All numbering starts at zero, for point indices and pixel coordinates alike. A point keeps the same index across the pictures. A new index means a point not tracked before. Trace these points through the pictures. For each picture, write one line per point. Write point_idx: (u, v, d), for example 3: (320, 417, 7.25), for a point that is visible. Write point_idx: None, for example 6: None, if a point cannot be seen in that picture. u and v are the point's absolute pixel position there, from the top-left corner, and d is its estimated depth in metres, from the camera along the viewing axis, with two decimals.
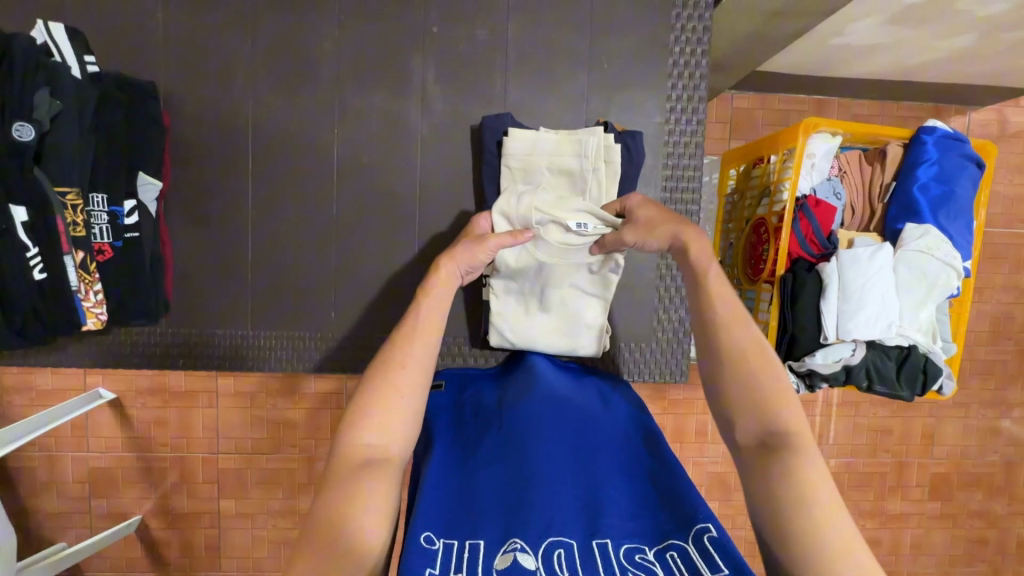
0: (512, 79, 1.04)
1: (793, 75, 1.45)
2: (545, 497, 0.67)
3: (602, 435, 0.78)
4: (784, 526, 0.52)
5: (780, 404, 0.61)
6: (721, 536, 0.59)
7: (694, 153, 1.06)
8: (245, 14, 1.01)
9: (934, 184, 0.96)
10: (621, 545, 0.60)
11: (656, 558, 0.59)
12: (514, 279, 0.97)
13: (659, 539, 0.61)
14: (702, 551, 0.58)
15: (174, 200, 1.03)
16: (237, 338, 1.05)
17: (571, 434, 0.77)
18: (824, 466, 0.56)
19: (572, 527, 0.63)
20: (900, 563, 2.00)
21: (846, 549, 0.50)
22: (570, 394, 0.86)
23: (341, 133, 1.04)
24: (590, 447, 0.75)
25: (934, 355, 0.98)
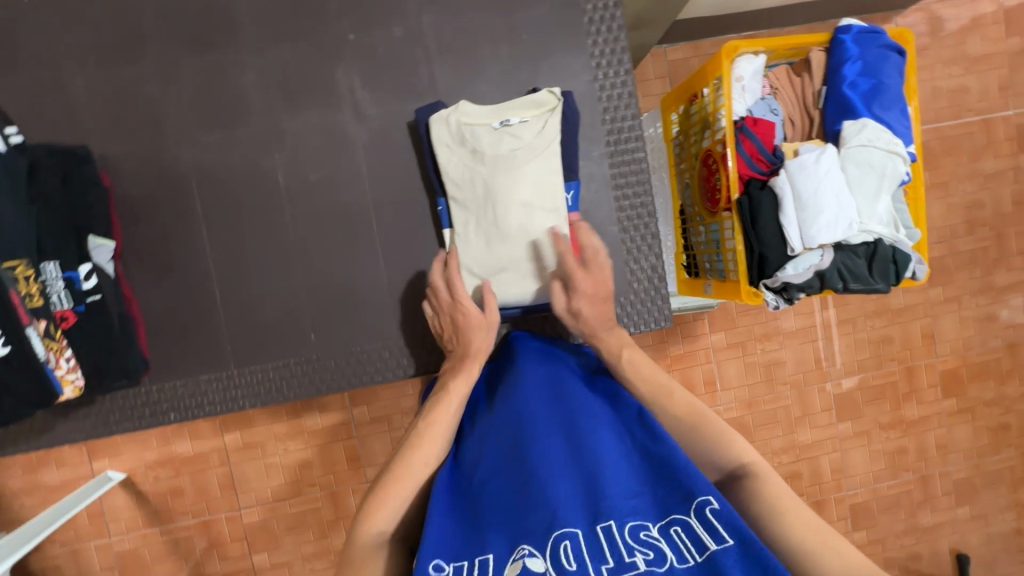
0: (437, 68, 1.05)
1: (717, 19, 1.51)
2: (546, 487, 0.64)
3: (595, 410, 0.76)
4: (783, 546, 0.63)
5: (726, 443, 0.74)
6: (722, 507, 0.59)
7: (629, 103, 1.07)
8: (163, 61, 1.01)
9: (861, 80, 0.98)
10: (625, 525, 0.60)
11: (661, 534, 0.59)
12: (477, 233, 0.99)
13: (661, 515, 0.62)
14: (706, 525, 0.59)
15: (133, 258, 1.02)
16: (224, 380, 1.05)
17: (566, 416, 0.76)
18: (780, 482, 0.69)
19: (576, 515, 0.61)
20: (931, 467, 2.02)
21: (826, 540, 0.62)
22: (556, 370, 0.85)
23: (282, 158, 1.04)
24: (586, 423, 0.74)
25: (900, 244, 0.99)
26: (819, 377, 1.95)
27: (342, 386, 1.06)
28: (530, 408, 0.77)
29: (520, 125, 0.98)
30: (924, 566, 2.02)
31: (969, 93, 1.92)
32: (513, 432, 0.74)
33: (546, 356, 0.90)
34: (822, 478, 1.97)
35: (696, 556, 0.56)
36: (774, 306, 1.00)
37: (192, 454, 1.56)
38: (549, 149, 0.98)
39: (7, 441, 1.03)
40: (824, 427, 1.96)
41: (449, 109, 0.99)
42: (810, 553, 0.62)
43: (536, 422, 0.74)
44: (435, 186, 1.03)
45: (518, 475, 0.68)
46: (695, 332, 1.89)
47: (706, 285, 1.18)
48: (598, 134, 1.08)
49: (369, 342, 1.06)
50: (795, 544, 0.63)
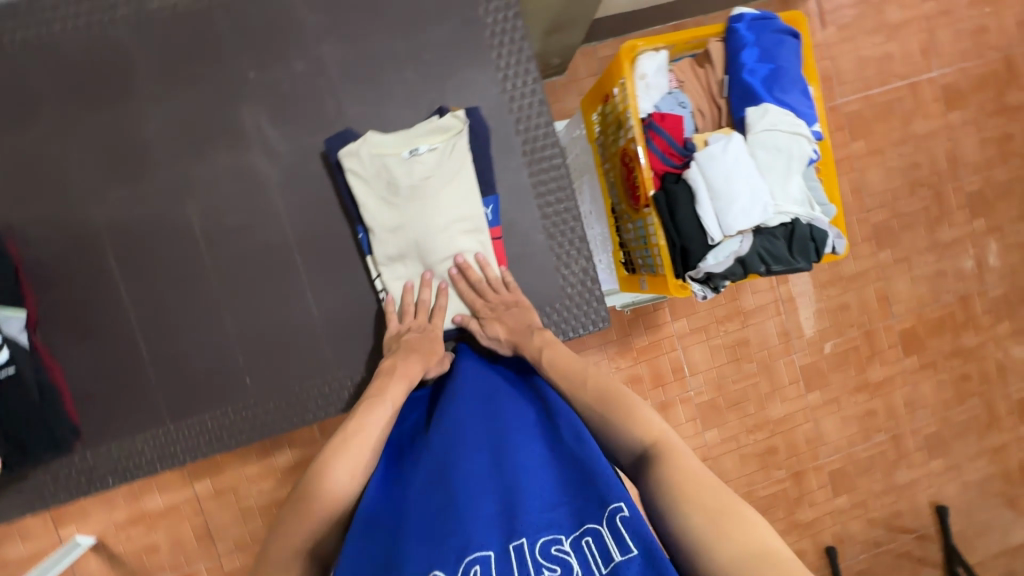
0: (345, 96, 1.04)
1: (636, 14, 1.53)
2: (466, 511, 0.69)
3: (525, 426, 0.80)
4: (677, 519, 0.66)
5: (637, 423, 0.77)
6: (631, 515, 0.64)
7: (541, 112, 1.08)
8: (58, 120, 0.98)
9: (760, 65, 1.00)
10: (538, 541, 0.66)
11: (572, 548, 0.65)
12: (401, 265, 0.99)
13: (575, 526, 0.67)
14: (614, 533, 0.64)
15: (51, 326, 0.99)
16: (161, 437, 1.02)
17: (496, 433, 0.80)
18: (687, 461, 0.71)
19: (490, 537, 0.66)
20: (900, 425, 2.07)
21: (719, 509, 0.65)
22: (493, 387, 0.89)
23: (196, 205, 1.02)
24: (515, 439, 0.78)
25: (816, 221, 1.01)
26: (784, 351, 1.98)
27: (284, 426, 1.05)
28: (461, 427, 0.81)
29: (429, 152, 0.97)
30: (907, 522, 2.06)
31: (893, 59, 1.98)
32: (443, 453, 0.78)
33: (485, 371, 0.93)
34: (798, 450, 2.00)
35: (601, 568, 0.62)
36: (703, 296, 1.01)
37: (164, 507, 1.62)
38: (461, 173, 0.97)
39: None
40: (794, 400, 2.00)
41: (358, 140, 0.96)
42: (694, 527, 0.64)
43: (464, 442, 0.78)
44: (354, 216, 1.01)
45: (442, 497, 0.72)
46: (657, 322, 1.90)
47: (642, 281, 1.20)
48: (514, 145, 1.08)
49: (308, 380, 1.05)
50: (691, 520, 0.65)
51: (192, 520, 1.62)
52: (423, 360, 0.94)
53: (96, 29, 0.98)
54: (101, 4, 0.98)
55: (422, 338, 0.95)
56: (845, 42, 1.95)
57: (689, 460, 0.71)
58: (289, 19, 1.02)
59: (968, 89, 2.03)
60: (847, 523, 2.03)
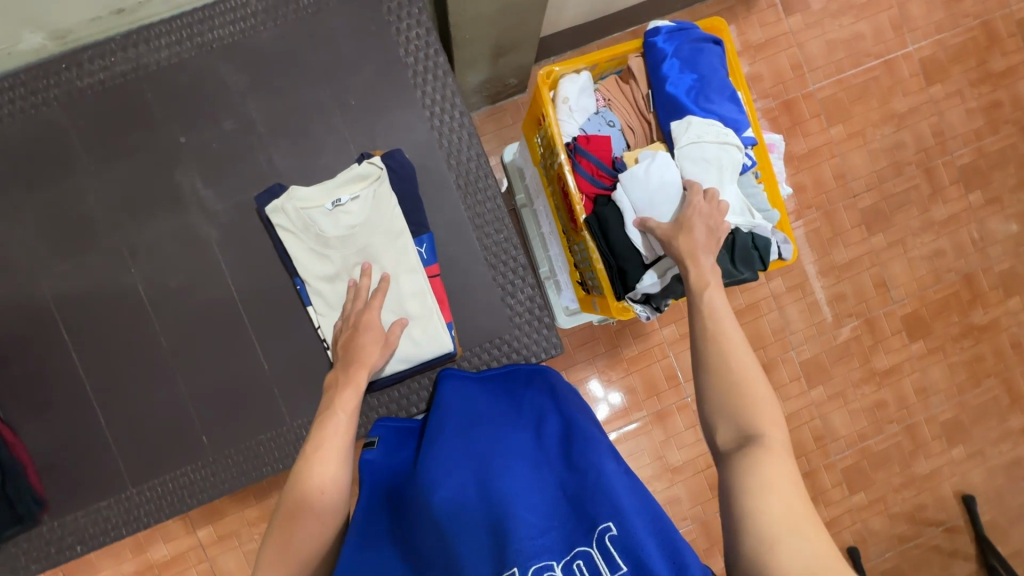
0: (275, 149, 1.05)
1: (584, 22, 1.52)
2: (462, 546, 0.71)
3: (512, 447, 0.82)
4: (748, 521, 0.62)
5: (751, 407, 0.70)
6: (620, 535, 0.66)
7: (471, 146, 1.08)
8: (7, 206, 1.03)
9: (681, 76, 0.98)
10: (532, 567, 0.67)
11: (565, 571, 0.67)
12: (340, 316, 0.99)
13: (567, 549, 0.69)
14: (604, 554, 0.66)
15: (12, 402, 1.02)
16: (125, 501, 1.04)
17: (479, 458, 0.80)
18: (786, 465, 0.66)
19: (488, 563, 0.69)
20: (914, 414, 1.98)
21: (808, 518, 0.62)
22: (488, 412, 0.91)
23: (143, 271, 1.05)
24: (503, 464, 0.78)
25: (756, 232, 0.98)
26: (780, 348, 1.92)
27: (245, 479, 1.05)
28: (446, 457, 0.82)
29: (353, 201, 0.97)
30: (932, 515, 1.96)
31: (864, 38, 1.92)
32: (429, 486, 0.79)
33: (469, 396, 0.95)
34: (806, 448, 1.93)
35: None
36: (645, 317, 0.97)
37: (171, 556, 1.67)
38: (387, 219, 0.97)
39: None
40: (797, 397, 1.93)
41: (283, 196, 0.96)
42: (763, 536, 0.61)
43: (450, 474, 0.79)
44: (290, 269, 1.01)
45: (432, 531, 0.75)
46: (644, 330, 1.87)
47: (595, 302, 1.18)
48: (447, 181, 1.08)
49: (263, 433, 1.05)
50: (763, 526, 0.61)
51: (198, 567, 1.67)
52: (366, 359, 0.91)
53: (33, 113, 1.02)
54: (34, 89, 1.01)
55: (361, 341, 0.92)
56: (810, 27, 1.91)
57: (790, 466, 0.66)
58: (215, 81, 1.04)
59: (948, 61, 1.96)
60: (867, 521, 1.94)
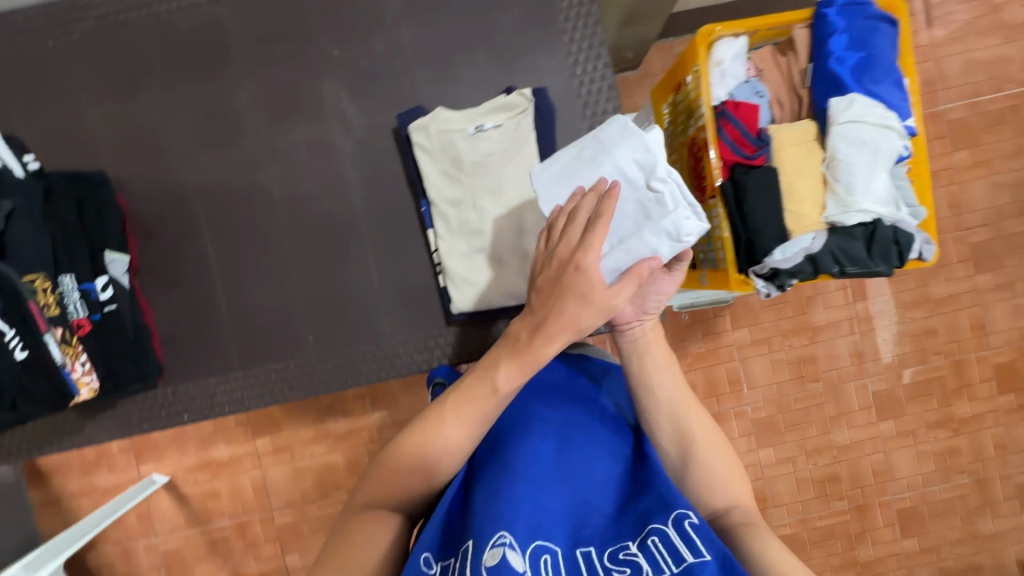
0: (417, 73, 1.08)
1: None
2: (526, 493, 0.65)
3: (589, 419, 0.78)
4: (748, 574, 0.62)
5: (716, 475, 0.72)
6: (700, 522, 0.60)
7: (609, 98, 1.07)
8: (167, 90, 1.09)
9: (849, 53, 0.94)
10: (604, 550, 0.62)
11: (639, 548, 0.60)
12: (462, 240, 1.01)
13: (640, 531, 0.62)
14: (683, 537, 0.59)
15: (146, 272, 1.10)
16: (233, 383, 1.11)
17: (557, 417, 0.77)
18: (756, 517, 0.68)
19: (559, 535, 0.63)
20: (988, 469, 1.85)
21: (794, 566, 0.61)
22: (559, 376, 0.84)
23: (277, 173, 1.10)
24: (576, 436, 0.75)
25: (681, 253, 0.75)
26: (856, 373, 1.82)
27: (336, 385, 1.10)
28: (520, 407, 0.78)
29: (495, 129, 1.00)
30: None
31: (1011, 62, 1.76)
32: (499, 435, 0.75)
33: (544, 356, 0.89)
34: (864, 481, 1.83)
35: (671, 567, 0.56)
36: (766, 293, 0.97)
37: (227, 459, 1.72)
38: (524, 151, 1.00)
39: (36, 444, 1.11)
40: (864, 427, 1.83)
41: (427, 117, 1.01)
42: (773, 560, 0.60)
43: (525, 422, 0.75)
44: (418, 189, 1.06)
45: (501, 467, 0.69)
46: (717, 329, 1.81)
47: (702, 277, 1.16)
48: (580, 128, 1.07)
49: (363, 344, 1.10)
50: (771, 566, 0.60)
51: (252, 474, 1.71)
52: (575, 323, 0.67)
53: (204, 8, 1.08)
54: None
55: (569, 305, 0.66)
56: (953, 43, 1.76)
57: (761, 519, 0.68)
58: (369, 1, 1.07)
59: None
60: (914, 569, 1.85)
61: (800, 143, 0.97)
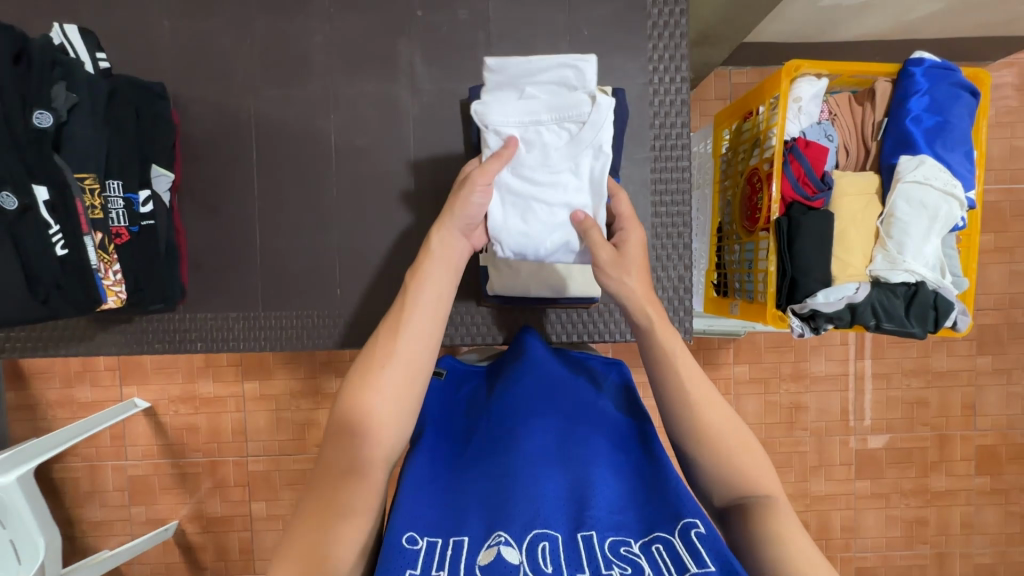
0: (495, 50, 1.07)
1: (793, 33, 1.49)
2: (528, 487, 0.62)
3: (597, 420, 0.75)
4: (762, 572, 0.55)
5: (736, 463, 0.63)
6: (710, 532, 0.56)
7: (681, 111, 1.07)
8: (242, 17, 1.08)
9: (926, 115, 0.95)
10: (607, 537, 0.56)
11: (642, 551, 0.55)
12: None
13: (644, 533, 0.58)
14: (690, 548, 0.54)
15: (187, 193, 1.09)
16: (252, 321, 1.10)
17: (565, 419, 0.74)
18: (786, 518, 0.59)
19: (559, 519, 0.58)
20: (950, 544, 1.88)
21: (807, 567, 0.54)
22: (567, 377, 0.83)
23: (336, 121, 1.09)
24: (582, 430, 0.72)
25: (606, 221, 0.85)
26: (843, 429, 1.85)
27: (355, 342, 1.09)
28: (525, 407, 0.76)
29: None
30: None
31: None
32: (500, 431, 0.73)
33: (554, 359, 0.88)
34: (830, 534, 1.86)
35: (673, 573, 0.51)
36: (799, 333, 0.97)
37: (212, 396, 1.70)
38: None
39: (40, 345, 1.09)
40: (840, 482, 1.86)
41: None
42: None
43: (531, 424, 0.73)
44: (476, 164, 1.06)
45: (505, 468, 0.66)
46: (717, 360, 1.82)
47: (731, 305, 1.16)
48: (646, 137, 1.08)
49: (388, 307, 1.09)
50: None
51: (233, 416, 1.70)
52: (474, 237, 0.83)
53: None
54: None
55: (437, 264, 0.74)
56: (1002, 126, 1.75)
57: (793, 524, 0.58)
58: None
59: None
60: None
61: (861, 193, 0.98)
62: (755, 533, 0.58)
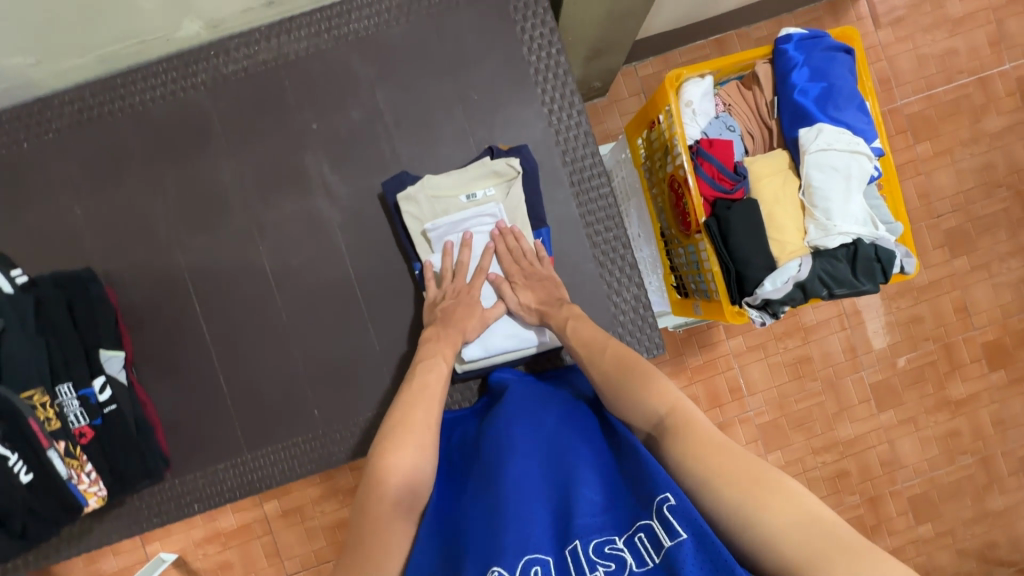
0: (398, 137, 1.10)
1: (677, 20, 1.54)
2: (513, 513, 0.64)
3: (577, 433, 0.78)
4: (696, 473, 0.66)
5: (651, 393, 0.78)
6: (678, 503, 0.59)
7: (587, 143, 1.10)
8: (149, 178, 1.09)
9: (811, 84, 0.98)
10: (590, 541, 0.59)
11: (625, 544, 0.59)
12: None
13: (627, 525, 0.61)
14: (663, 522, 0.58)
15: (144, 362, 1.09)
16: (241, 466, 1.09)
17: (548, 439, 0.77)
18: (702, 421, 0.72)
19: (545, 538, 0.61)
20: (988, 445, 1.88)
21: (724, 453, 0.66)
22: (542, 403, 0.87)
23: (268, 249, 1.10)
24: (563, 446, 0.75)
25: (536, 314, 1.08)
26: (851, 368, 1.85)
27: (349, 454, 1.09)
28: (507, 436, 0.79)
29: (485, 198, 1.04)
30: (1004, 553, 1.87)
31: (958, 54, 1.81)
32: (488, 466, 0.76)
33: (527, 390, 0.94)
34: (873, 473, 1.85)
35: (653, 558, 0.56)
36: (760, 322, 0.99)
37: (236, 528, 1.68)
38: (515, 215, 1.04)
39: (45, 553, 1.08)
40: (865, 420, 1.86)
41: (415, 185, 1.03)
42: (708, 467, 0.65)
43: (513, 451, 0.75)
44: (411, 251, 1.07)
45: (494, 504, 0.68)
46: (711, 340, 1.82)
47: (695, 306, 1.18)
48: (562, 174, 1.10)
49: (370, 411, 1.10)
50: (710, 465, 0.65)
51: (262, 540, 1.67)
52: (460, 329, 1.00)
53: (179, 97, 1.08)
54: (184, 73, 1.08)
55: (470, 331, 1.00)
56: (902, 42, 1.80)
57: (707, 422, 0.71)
58: (346, 73, 1.09)
59: None
60: (932, 555, 1.86)
61: (775, 172, 1.00)
62: (679, 443, 0.70)
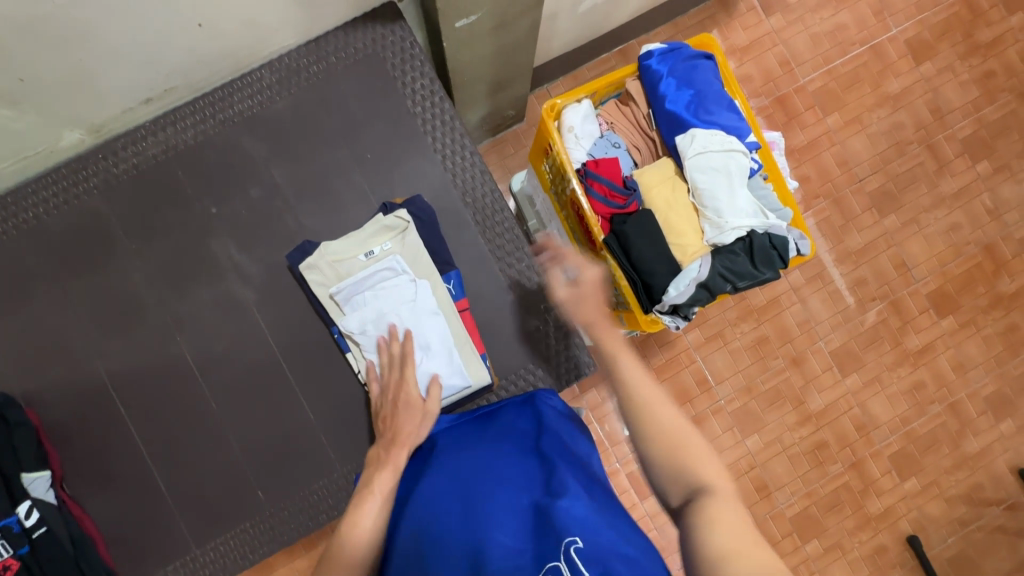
0: (300, 210, 1.11)
1: (571, 42, 1.59)
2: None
3: (496, 474, 0.83)
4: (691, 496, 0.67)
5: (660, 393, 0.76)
6: (585, 544, 0.65)
7: (484, 180, 1.13)
8: (53, 290, 1.08)
9: (679, 93, 1.02)
10: None
11: None
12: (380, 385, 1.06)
13: (538, 568, 0.67)
14: (570, 564, 0.64)
15: (76, 478, 1.07)
16: (191, 563, 1.06)
17: (469, 486, 0.82)
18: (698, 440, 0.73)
19: None
20: (953, 392, 1.82)
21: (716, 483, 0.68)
22: (469, 446, 0.91)
23: (187, 339, 1.09)
24: (482, 491, 0.80)
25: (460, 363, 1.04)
26: (808, 340, 1.79)
27: (302, 529, 1.08)
28: (434, 491, 0.84)
29: (383, 252, 1.06)
30: (990, 494, 1.78)
31: (848, 28, 1.86)
32: (418, 526, 0.81)
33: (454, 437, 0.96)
34: (850, 438, 1.78)
35: None
36: (674, 326, 1.03)
37: None
38: (417, 262, 1.06)
39: None
40: (832, 388, 1.79)
41: (316, 253, 1.05)
42: (702, 500, 0.66)
43: (439, 508, 0.81)
44: (326, 317, 1.08)
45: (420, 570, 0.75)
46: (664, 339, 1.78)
47: (621, 319, 1.19)
48: (465, 214, 1.13)
49: (317, 482, 1.08)
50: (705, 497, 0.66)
51: None
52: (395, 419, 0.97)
53: (73, 206, 1.08)
54: (75, 180, 1.08)
55: (402, 418, 0.97)
56: (793, 24, 1.85)
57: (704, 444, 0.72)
58: (240, 155, 1.10)
59: (934, 38, 1.87)
60: (923, 508, 1.77)
61: (663, 180, 1.03)
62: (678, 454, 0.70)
